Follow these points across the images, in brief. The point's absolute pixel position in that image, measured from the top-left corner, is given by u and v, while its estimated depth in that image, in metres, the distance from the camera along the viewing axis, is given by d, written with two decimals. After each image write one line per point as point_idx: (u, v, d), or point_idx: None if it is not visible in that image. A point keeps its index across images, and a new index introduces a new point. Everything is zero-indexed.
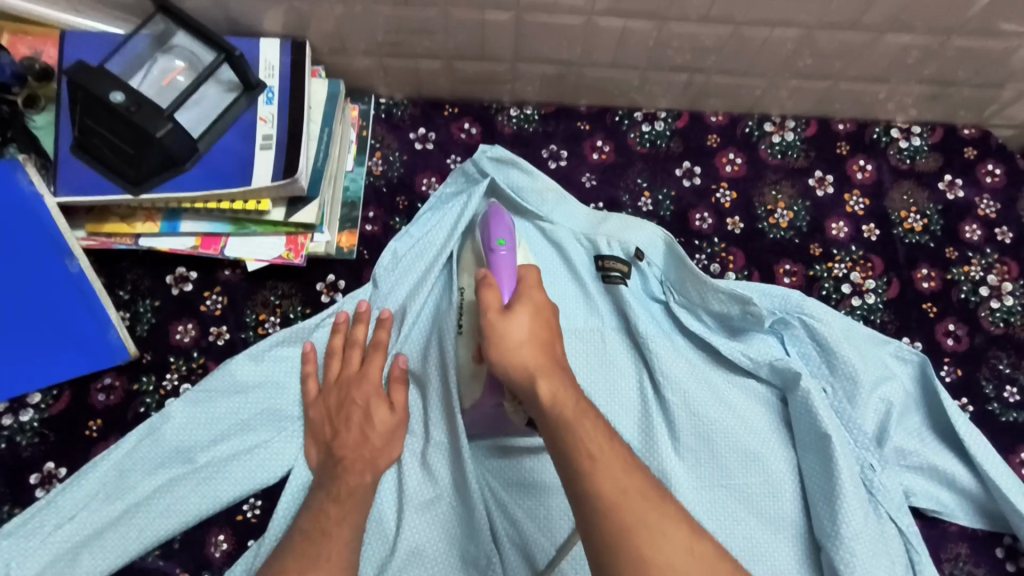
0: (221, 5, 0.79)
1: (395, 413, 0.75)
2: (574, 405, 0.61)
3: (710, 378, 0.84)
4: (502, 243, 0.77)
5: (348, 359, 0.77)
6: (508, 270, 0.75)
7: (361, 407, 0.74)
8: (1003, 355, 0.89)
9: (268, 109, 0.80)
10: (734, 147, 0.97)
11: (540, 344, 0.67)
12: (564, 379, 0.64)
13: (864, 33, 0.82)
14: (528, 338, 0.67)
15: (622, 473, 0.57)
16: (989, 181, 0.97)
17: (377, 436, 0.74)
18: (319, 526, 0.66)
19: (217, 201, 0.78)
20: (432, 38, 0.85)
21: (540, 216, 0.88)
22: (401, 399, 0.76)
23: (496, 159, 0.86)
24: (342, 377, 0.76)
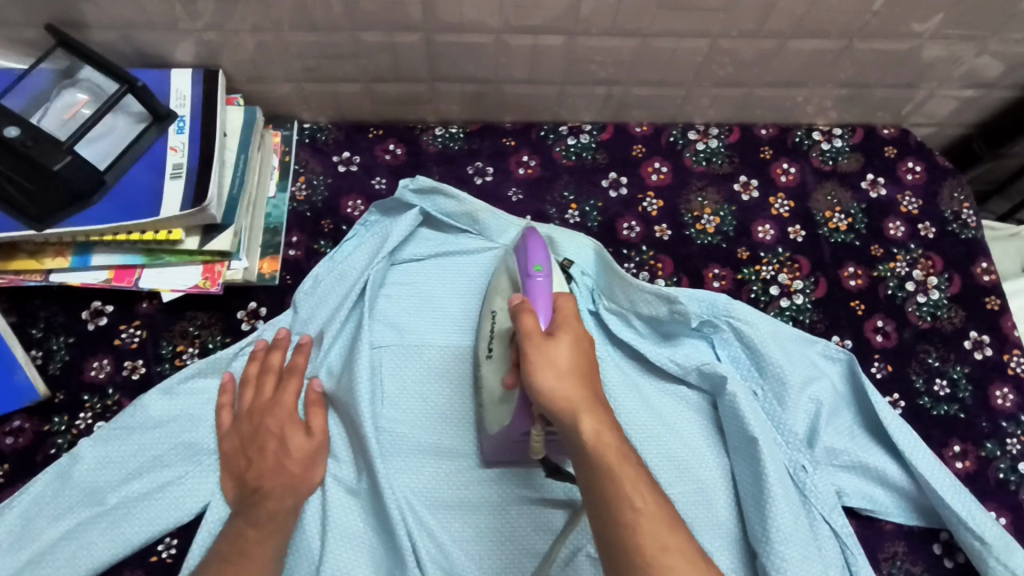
0: (128, 37, 0.79)
1: (312, 438, 0.74)
2: (616, 447, 0.59)
3: (644, 387, 0.84)
4: (541, 267, 0.72)
5: (264, 386, 0.76)
6: (548, 296, 0.70)
7: (276, 433, 0.73)
8: (932, 349, 0.89)
9: (179, 139, 0.79)
10: (659, 156, 0.98)
11: (582, 376, 0.63)
12: (606, 415, 0.62)
13: (769, 41, 0.83)
14: (571, 367, 0.63)
15: (666, 531, 0.56)
16: (910, 178, 0.99)
17: (298, 459, 0.73)
18: (240, 548, 0.66)
19: (126, 233, 0.77)
20: (349, 62, 0.85)
21: (474, 234, 0.89)
22: (319, 422, 0.75)
23: (417, 189, 0.86)
24: (257, 405, 0.75)
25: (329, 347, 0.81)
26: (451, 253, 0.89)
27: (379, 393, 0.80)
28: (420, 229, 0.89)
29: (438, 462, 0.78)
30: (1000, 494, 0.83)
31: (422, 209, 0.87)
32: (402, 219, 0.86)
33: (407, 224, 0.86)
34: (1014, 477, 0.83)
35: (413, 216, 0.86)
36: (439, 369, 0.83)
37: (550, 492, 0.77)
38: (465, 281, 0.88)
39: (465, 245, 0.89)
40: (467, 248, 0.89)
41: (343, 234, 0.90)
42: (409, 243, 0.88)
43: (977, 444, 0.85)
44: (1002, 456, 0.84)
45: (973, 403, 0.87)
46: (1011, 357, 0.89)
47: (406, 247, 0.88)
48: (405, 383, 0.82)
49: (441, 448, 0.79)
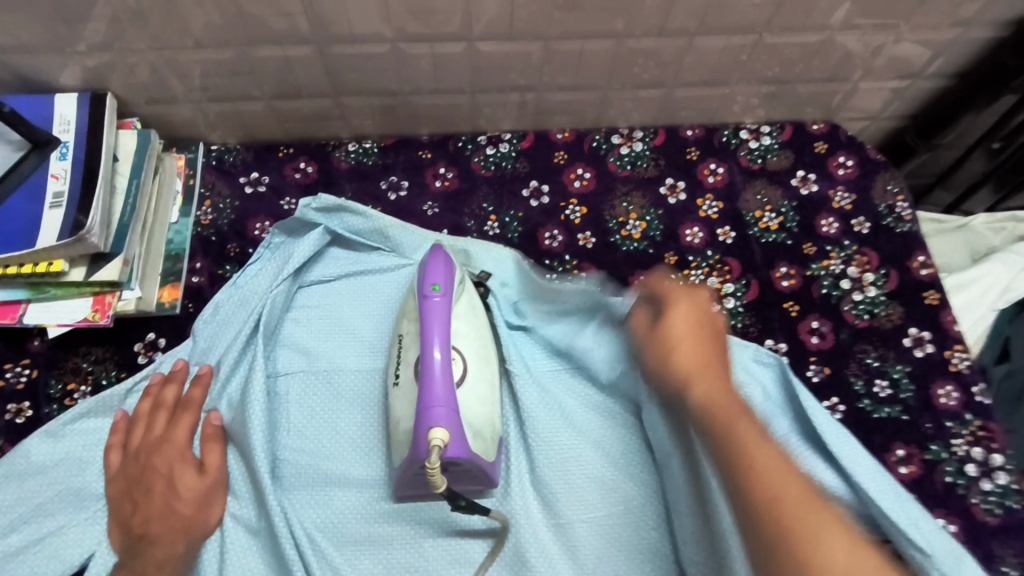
0: (5, 63, 0.76)
1: (205, 476, 0.70)
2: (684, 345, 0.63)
3: (567, 400, 0.79)
4: (435, 288, 0.70)
5: (155, 423, 0.72)
6: (440, 318, 0.68)
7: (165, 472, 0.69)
8: (870, 349, 0.86)
9: (61, 165, 0.76)
10: (582, 162, 0.95)
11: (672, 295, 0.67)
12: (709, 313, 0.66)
13: (676, 39, 0.81)
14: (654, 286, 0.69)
15: (737, 417, 0.55)
16: (842, 173, 0.96)
17: (187, 499, 0.68)
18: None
19: (5, 266, 0.73)
20: (243, 79, 0.81)
21: (388, 253, 0.85)
22: (213, 457, 0.71)
23: (322, 209, 0.82)
24: (146, 443, 0.71)
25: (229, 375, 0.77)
26: (364, 272, 0.84)
27: (284, 422, 0.76)
28: (330, 248, 0.85)
29: (347, 493, 0.73)
30: (948, 500, 0.78)
31: (329, 228, 0.84)
32: (307, 239, 0.82)
33: (311, 244, 0.82)
34: (962, 482, 0.78)
35: (318, 237, 0.82)
36: (349, 396, 0.78)
37: (464, 523, 0.73)
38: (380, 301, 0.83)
39: (378, 264, 0.85)
40: (381, 266, 0.85)
41: (249, 257, 0.86)
42: (318, 263, 0.84)
43: (921, 448, 0.80)
44: (949, 458, 0.80)
45: (915, 404, 0.83)
46: (954, 354, 0.85)
47: (314, 268, 0.84)
48: (313, 410, 0.77)
49: (350, 478, 0.74)
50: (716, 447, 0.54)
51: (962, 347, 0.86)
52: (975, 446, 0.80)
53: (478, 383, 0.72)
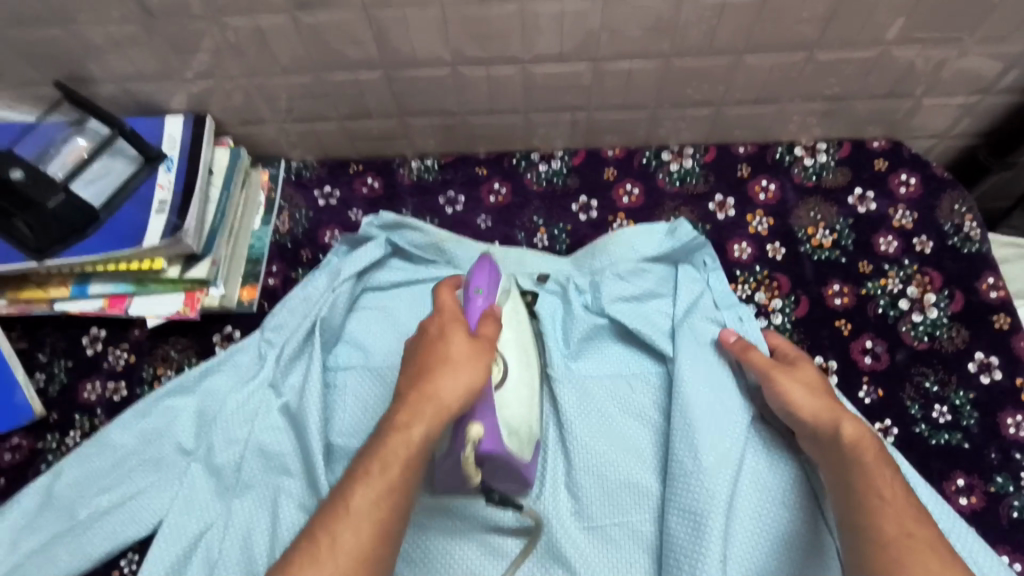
0: (126, 89, 0.89)
1: None
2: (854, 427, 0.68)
3: (602, 406, 0.81)
4: (478, 289, 0.73)
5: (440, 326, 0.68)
6: (483, 315, 0.71)
7: (461, 363, 0.65)
8: (930, 372, 0.82)
9: (166, 177, 0.88)
10: (631, 178, 0.97)
11: (826, 392, 0.72)
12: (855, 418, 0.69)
13: (723, 57, 0.83)
14: (818, 383, 0.73)
15: (910, 522, 0.60)
16: (903, 192, 0.93)
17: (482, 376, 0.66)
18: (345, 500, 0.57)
19: (115, 263, 0.85)
20: (321, 102, 0.91)
21: (443, 264, 0.91)
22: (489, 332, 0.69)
23: (384, 225, 0.89)
24: (428, 349, 0.66)
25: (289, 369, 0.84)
26: (421, 281, 0.91)
27: (337, 411, 0.83)
28: (391, 258, 0.92)
29: None
30: (1014, 536, 0.74)
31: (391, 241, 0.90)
32: (367, 249, 0.89)
33: (372, 253, 0.89)
34: None
35: (381, 247, 0.89)
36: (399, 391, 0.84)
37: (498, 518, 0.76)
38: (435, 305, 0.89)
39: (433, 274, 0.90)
40: (435, 277, 0.91)
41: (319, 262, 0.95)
42: (379, 270, 0.91)
43: (984, 479, 0.76)
44: (1016, 492, 0.75)
45: (978, 432, 0.78)
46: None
47: (377, 273, 0.91)
48: (364, 403, 0.83)
49: None
50: (840, 470, 0.66)
51: None
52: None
53: (519, 385, 0.76)
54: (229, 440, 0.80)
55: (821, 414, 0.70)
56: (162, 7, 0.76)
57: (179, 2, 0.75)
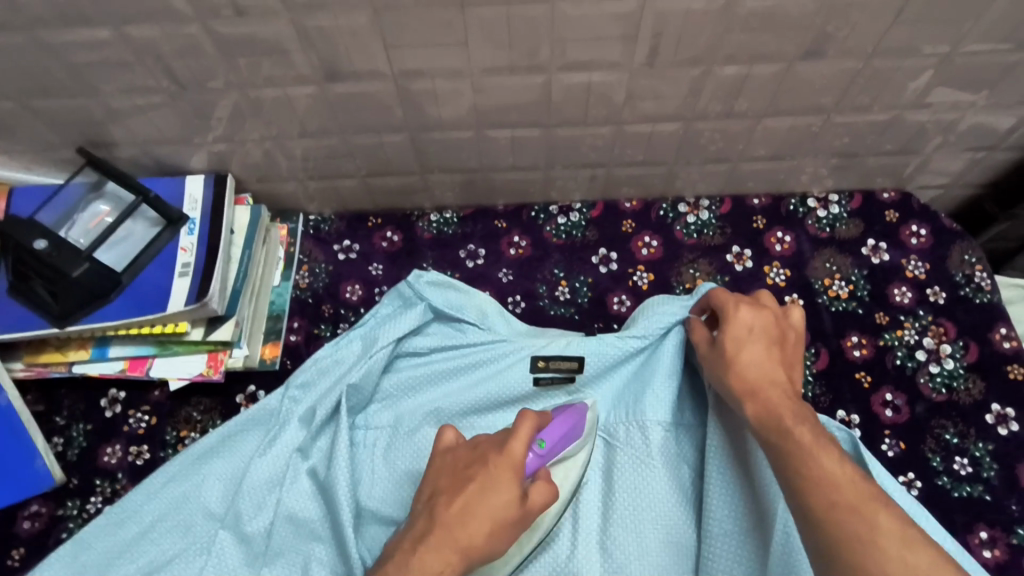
0: (147, 151, 0.88)
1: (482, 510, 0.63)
2: (760, 368, 0.68)
3: (637, 466, 0.81)
4: (544, 443, 0.72)
5: (495, 467, 0.65)
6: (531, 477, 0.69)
7: (500, 522, 0.62)
8: (949, 424, 0.84)
9: (189, 240, 0.88)
10: (649, 230, 0.98)
11: (764, 335, 0.71)
12: (754, 360, 0.69)
13: (742, 120, 0.84)
14: (758, 324, 0.71)
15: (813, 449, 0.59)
16: (915, 243, 0.95)
17: (505, 539, 0.63)
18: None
19: (138, 327, 0.84)
20: (342, 161, 0.91)
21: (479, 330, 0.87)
22: (540, 496, 0.66)
23: (430, 282, 0.86)
24: (473, 492, 0.63)
25: (319, 434, 0.84)
26: (459, 347, 0.87)
27: (367, 474, 0.83)
28: (431, 322, 0.89)
29: None
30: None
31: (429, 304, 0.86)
32: (408, 315, 0.86)
33: (413, 320, 0.86)
34: None
35: (421, 312, 0.86)
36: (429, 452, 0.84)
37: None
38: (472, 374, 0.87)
39: (471, 340, 0.87)
40: (473, 342, 0.87)
41: (341, 318, 0.94)
42: (417, 335, 0.88)
43: (1006, 531, 0.78)
44: None
45: (998, 484, 0.80)
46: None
47: (413, 338, 0.88)
48: (395, 465, 0.83)
49: None
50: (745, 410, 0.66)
51: None
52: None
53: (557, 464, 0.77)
54: (258, 507, 0.79)
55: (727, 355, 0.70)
56: (190, 76, 0.76)
57: (207, 71, 0.76)
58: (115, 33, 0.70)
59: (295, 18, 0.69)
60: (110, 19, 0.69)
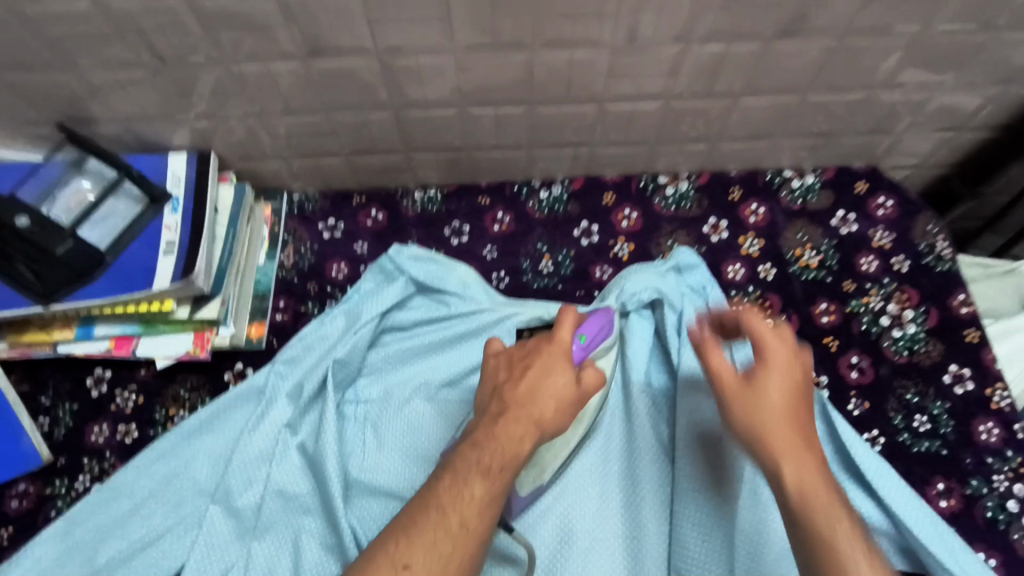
0: (128, 129, 0.88)
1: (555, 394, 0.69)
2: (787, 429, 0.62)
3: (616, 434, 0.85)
4: (583, 337, 0.79)
5: (547, 352, 0.71)
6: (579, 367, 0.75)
7: (564, 396, 0.69)
8: (910, 385, 0.88)
9: (173, 218, 0.88)
10: (629, 204, 1.01)
11: (790, 386, 0.64)
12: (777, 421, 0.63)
13: (720, 99, 0.86)
14: (785, 386, 0.64)
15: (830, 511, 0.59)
16: (881, 214, 0.99)
17: (567, 416, 0.70)
18: (451, 517, 0.59)
19: (124, 305, 0.84)
20: (326, 138, 0.91)
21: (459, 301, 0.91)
22: (592, 379, 0.72)
23: (412, 257, 0.90)
24: (536, 373, 0.69)
25: (306, 409, 0.85)
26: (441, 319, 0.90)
27: (357, 446, 0.85)
28: (413, 297, 0.92)
29: None
30: (989, 534, 0.79)
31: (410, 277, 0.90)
32: (390, 289, 0.89)
33: (395, 294, 0.89)
34: (1004, 516, 0.80)
35: (401, 285, 0.89)
36: (415, 422, 0.86)
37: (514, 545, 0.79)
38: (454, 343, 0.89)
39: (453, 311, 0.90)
40: (454, 313, 0.90)
41: (327, 295, 0.95)
42: (400, 310, 0.91)
43: (962, 482, 0.82)
44: (989, 494, 0.81)
45: (955, 439, 0.84)
46: (995, 391, 0.87)
47: (396, 311, 0.91)
48: (382, 436, 0.85)
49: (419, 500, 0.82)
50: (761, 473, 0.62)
51: (1003, 385, 0.88)
52: (1016, 482, 0.82)
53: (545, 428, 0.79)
54: (248, 482, 0.80)
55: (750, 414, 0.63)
56: (172, 51, 0.76)
57: (189, 45, 0.75)
58: (94, 6, 0.70)
59: None
60: None
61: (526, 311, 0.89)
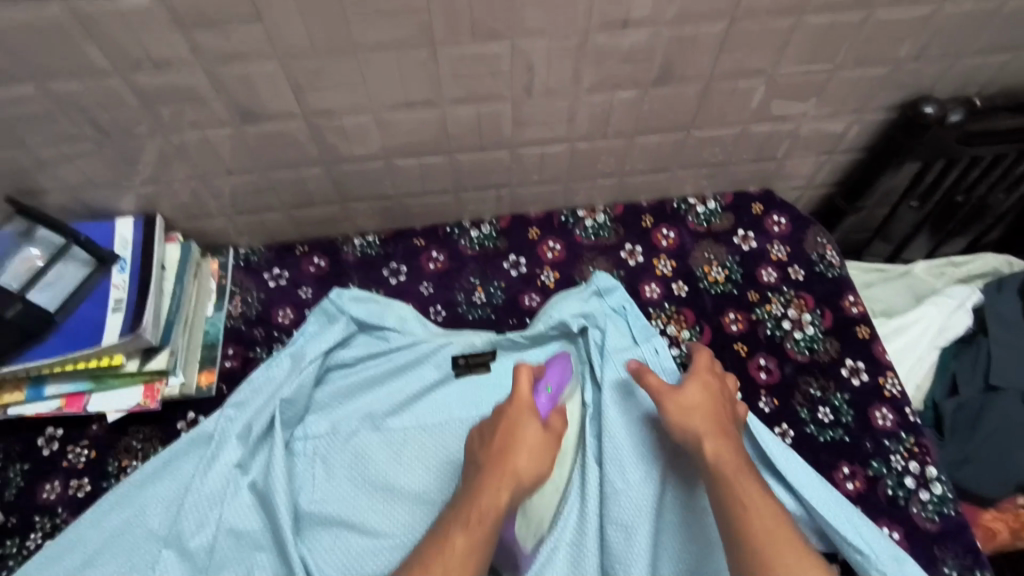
0: (77, 198, 0.94)
1: (540, 442, 0.82)
2: (734, 459, 0.77)
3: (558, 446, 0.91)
4: (548, 387, 0.91)
5: (516, 414, 0.83)
6: (547, 415, 0.87)
7: (534, 447, 0.81)
8: (812, 380, 0.98)
9: (121, 277, 0.93)
10: (553, 236, 1.10)
11: (711, 411, 0.82)
12: (731, 445, 0.79)
13: (618, 139, 0.97)
14: (701, 403, 0.83)
15: (772, 519, 0.71)
16: (777, 230, 1.10)
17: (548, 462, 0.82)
18: (441, 563, 0.68)
19: (74, 362, 0.88)
20: (265, 195, 0.99)
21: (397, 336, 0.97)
22: (557, 422, 0.86)
23: (353, 298, 0.96)
24: (507, 432, 0.82)
25: (257, 450, 0.89)
26: (383, 353, 0.97)
27: (306, 479, 0.90)
28: (356, 335, 0.98)
29: (362, 537, 0.86)
30: (891, 509, 0.88)
31: (351, 317, 0.96)
32: (333, 329, 0.95)
33: (338, 332, 0.95)
34: (902, 493, 0.89)
35: (343, 325, 0.95)
36: (362, 452, 0.91)
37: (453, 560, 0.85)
38: (396, 375, 0.96)
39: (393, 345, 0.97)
40: (395, 348, 0.96)
41: (274, 340, 1.01)
42: (343, 348, 0.97)
43: (864, 465, 0.91)
44: (888, 473, 0.90)
45: (855, 426, 0.94)
46: (887, 380, 0.97)
47: (340, 350, 0.96)
48: (330, 468, 0.90)
49: (366, 524, 0.87)
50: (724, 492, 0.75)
51: (894, 373, 0.98)
52: (910, 460, 0.91)
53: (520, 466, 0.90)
54: (201, 523, 0.84)
55: (677, 414, 0.82)
56: (114, 125, 0.84)
57: (129, 119, 0.83)
58: (39, 88, 0.77)
59: (208, 69, 0.77)
60: (34, 76, 0.76)
61: (458, 340, 0.97)
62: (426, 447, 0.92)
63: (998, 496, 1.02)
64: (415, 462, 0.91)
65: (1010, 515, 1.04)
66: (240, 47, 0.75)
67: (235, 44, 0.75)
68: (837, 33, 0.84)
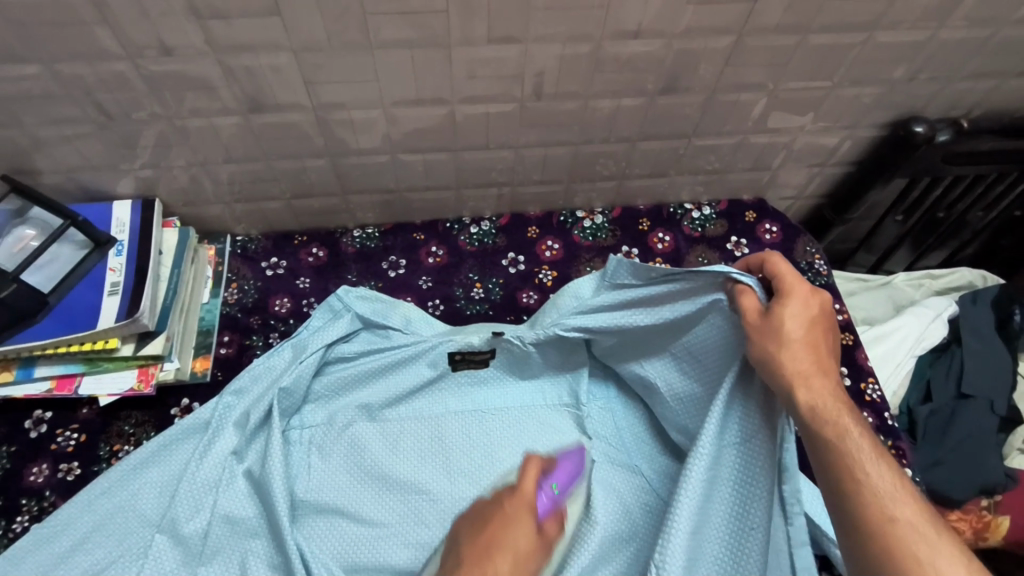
0: (74, 178, 0.93)
1: (532, 550, 0.70)
2: (837, 415, 0.66)
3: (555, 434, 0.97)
4: (554, 486, 0.80)
5: (511, 509, 0.73)
6: (543, 518, 0.75)
7: (520, 555, 0.69)
8: None
9: (117, 260, 0.92)
10: (551, 235, 1.11)
11: (812, 348, 0.69)
12: (828, 387, 0.68)
13: (621, 144, 0.99)
14: (803, 336, 0.69)
15: (892, 490, 0.61)
16: (768, 238, 1.13)
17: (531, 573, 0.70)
18: None
19: (67, 345, 0.87)
20: (268, 185, 0.99)
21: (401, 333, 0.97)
22: (552, 530, 0.75)
23: (359, 296, 0.95)
24: (497, 527, 0.71)
25: (252, 437, 0.90)
26: (383, 349, 0.96)
27: (302, 468, 0.91)
28: (359, 330, 0.97)
29: (356, 526, 0.89)
30: None
31: (356, 312, 0.95)
32: (337, 324, 0.94)
33: (342, 328, 0.94)
34: None
35: (349, 321, 0.94)
36: (360, 443, 0.94)
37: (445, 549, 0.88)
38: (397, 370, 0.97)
39: (395, 342, 0.96)
40: (396, 345, 0.96)
41: (271, 328, 1.01)
42: (345, 342, 0.96)
43: None
44: None
45: None
46: (868, 385, 1.01)
47: (341, 343, 0.96)
48: (326, 456, 0.93)
49: (361, 513, 0.90)
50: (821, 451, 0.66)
51: (875, 379, 1.02)
52: None
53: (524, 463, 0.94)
54: (195, 509, 0.84)
55: (768, 347, 0.71)
56: (118, 107, 0.83)
57: (134, 103, 0.82)
58: (44, 68, 0.76)
59: (220, 57, 0.77)
60: (39, 56, 0.75)
61: (458, 338, 0.96)
62: (420, 437, 0.95)
63: (964, 498, 1.08)
64: (411, 454, 0.94)
65: (974, 516, 1.10)
66: (255, 37, 0.75)
67: (250, 35, 0.75)
68: (838, 51, 0.87)
